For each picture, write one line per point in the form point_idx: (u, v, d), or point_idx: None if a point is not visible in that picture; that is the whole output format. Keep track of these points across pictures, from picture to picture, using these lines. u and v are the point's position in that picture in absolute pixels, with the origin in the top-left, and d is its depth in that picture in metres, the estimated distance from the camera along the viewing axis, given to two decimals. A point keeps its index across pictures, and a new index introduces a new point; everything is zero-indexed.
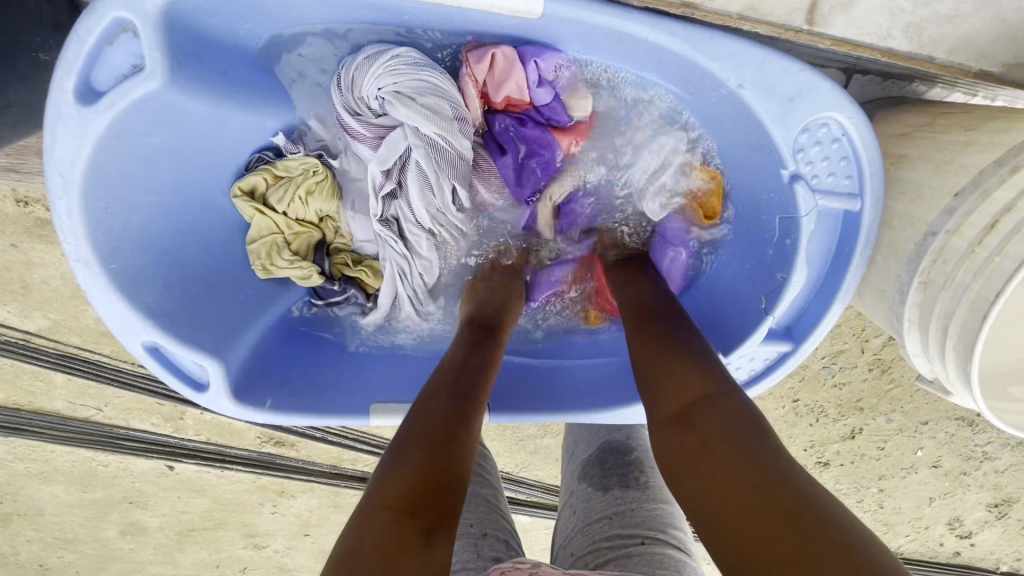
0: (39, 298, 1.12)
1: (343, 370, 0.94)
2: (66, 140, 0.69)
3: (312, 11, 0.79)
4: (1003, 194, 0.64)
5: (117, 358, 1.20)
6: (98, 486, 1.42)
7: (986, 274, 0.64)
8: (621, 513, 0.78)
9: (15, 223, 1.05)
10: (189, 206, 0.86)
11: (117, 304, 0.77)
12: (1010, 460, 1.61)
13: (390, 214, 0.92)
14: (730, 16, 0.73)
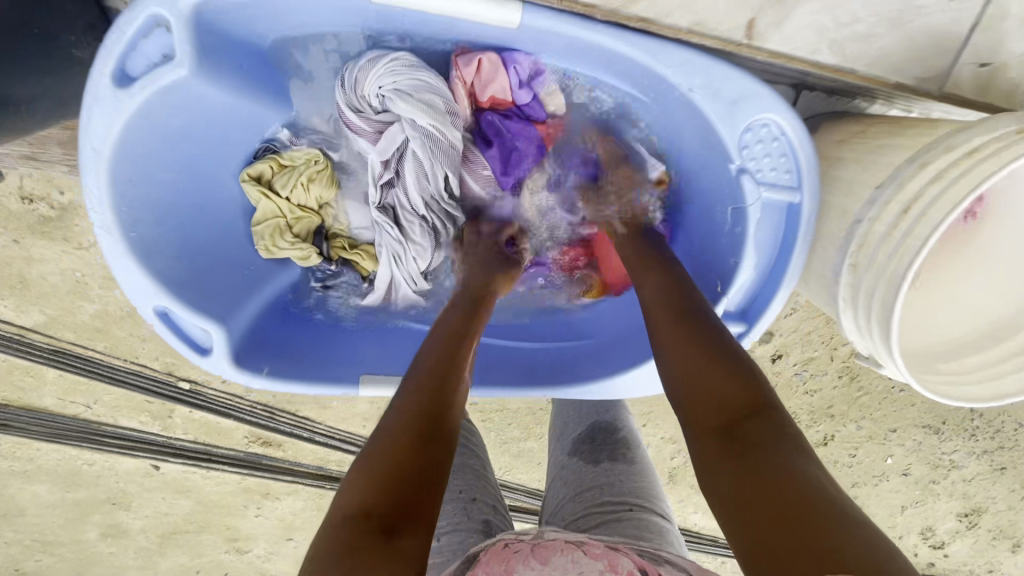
0: (37, 293, 1.15)
1: (339, 345, 0.97)
2: (100, 117, 0.75)
3: (318, 20, 0.83)
4: (913, 185, 0.67)
5: (110, 355, 1.23)
6: (82, 486, 1.43)
7: (900, 252, 0.66)
8: (617, 480, 0.79)
9: (19, 219, 1.08)
10: (201, 187, 0.92)
11: (133, 270, 0.82)
12: (977, 469, 1.67)
13: (388, 202, 0.97)
14: (680, 30, 0.78)
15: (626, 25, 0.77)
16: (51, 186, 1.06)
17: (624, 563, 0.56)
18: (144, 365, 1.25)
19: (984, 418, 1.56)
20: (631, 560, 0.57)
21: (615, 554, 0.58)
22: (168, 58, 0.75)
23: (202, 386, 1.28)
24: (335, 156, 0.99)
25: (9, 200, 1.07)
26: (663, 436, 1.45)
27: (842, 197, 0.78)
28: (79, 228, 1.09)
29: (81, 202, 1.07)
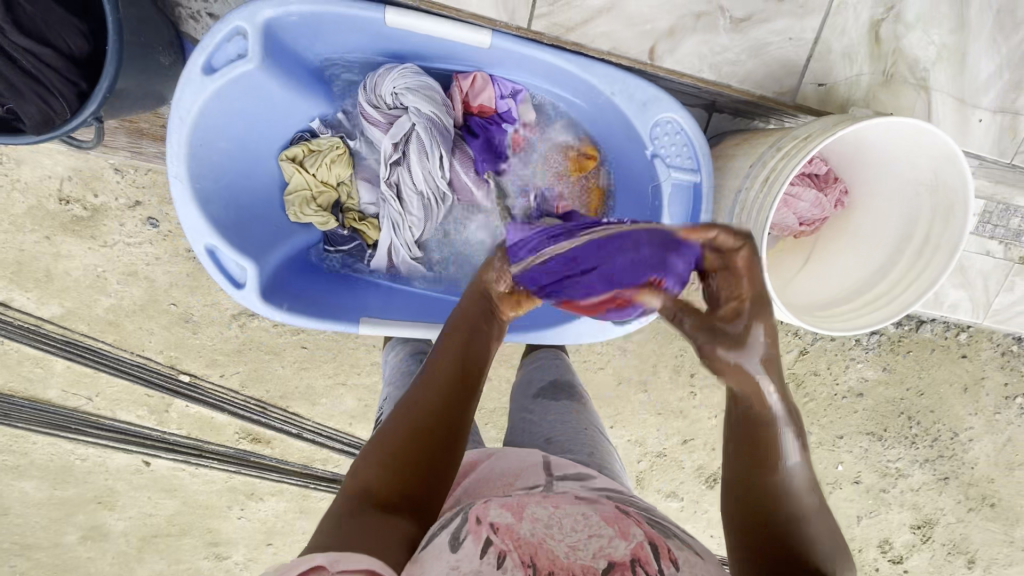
0: (58, 287, 1.27)
1: (361, 298, 0.95)
2: (188, 94, 0.76)
3: (345, 40, 0.86)
4: (770, 161, 0.73)
5: (118, 348, 1.33)
6: (70, 484, 1.47)
7: (762, 207, 0.72)
8: (573, 418, 0.86)
9: (54, 218, 1.22)
10: (247, 152, 0.90)
11: (189, 206, 0.79)
12: (923, 479, 1.79)
13: (393, 181, 0.93)
14: (603, 52, 0.85)
15: (561, 47, 0.84)
16: (87, 189, 1.21)
17: (635, 532, 0.53)
18: (149, 357, 1.35)
19: (921, 426, 1.71)
20: (642, 530, 0.54)
21: (627, 521, 0.55)
22: (243, 56, 0.76)
23: (201, 379, 1.38)
24: (352, 144, 0.97)
25: (47, 201, 1.21)
26: (630, 438, 1.56)
27: (732, 174, 0.82)
28: (108, 227, 1.24)
29: (112, 204, 1.22)
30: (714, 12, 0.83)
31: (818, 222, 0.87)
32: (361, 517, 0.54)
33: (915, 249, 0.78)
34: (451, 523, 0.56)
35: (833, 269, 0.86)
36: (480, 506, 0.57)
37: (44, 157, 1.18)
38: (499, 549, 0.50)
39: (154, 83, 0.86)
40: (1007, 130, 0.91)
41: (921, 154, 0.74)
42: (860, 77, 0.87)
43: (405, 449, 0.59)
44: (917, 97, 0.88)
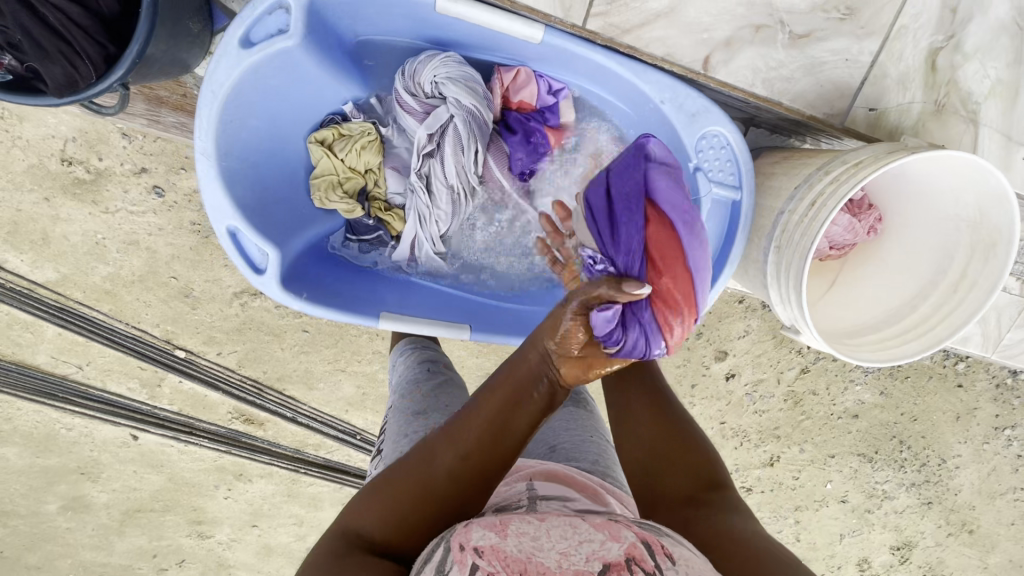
0: (55, 251, 1.22)
1: (379, 293, 0.92)
2: (224, 66, 0.73)
3: (391, 23, 0.83)
4: (819, 185, 0.72)
5: (113, 318, 1.29)
6: (54, 453, 1.44)
7: (809, 229, 0.71)
8: (577, 424, 0.83)
9: (55, 179, 1.17)
10: (275, 132, 0.86)
11: (214, 186, 0.76)
12: (907, 502, 1.81)
13: (424, 173, 0.89)
14: (657, 58, 0.82)
15: (614, 49, 0.81)
16: (92, 152, 1.16)
17: (626, 534, 0.51)
18: (144, 330, 1.31)
19: (912, 451, 1.73)
20: (632, 531, 0.52)
21: (615, 526, 0.53)
22: (283, 32, 0.73)
23: (197, 356, 1.35)
24: (385, 131, 0.92)
25: (49, 161, 1.16)
26: None
27: (773, 197, 0.80)
28: (110, 193, 1.19)
29: (117, 169, 1.18)
30: (773, 26, 0.81)
31: (848, 248, 0.86)
32: (345, 557, 0.53)
33: (949, 285, 0.77)
34: (434, 557, 0.51)
35: (862, 297, 0.86)
36: (462, 531, 0.52)
37: (49, 115, 1.12)
38: (487, 571, 0.45)
39: (182, 51, 0.82)
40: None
41: (967, 190, 0.73)
42: (912, 105, 0.85)
43: (409, 494, 0.58)
44: (965, 129, 0.86)
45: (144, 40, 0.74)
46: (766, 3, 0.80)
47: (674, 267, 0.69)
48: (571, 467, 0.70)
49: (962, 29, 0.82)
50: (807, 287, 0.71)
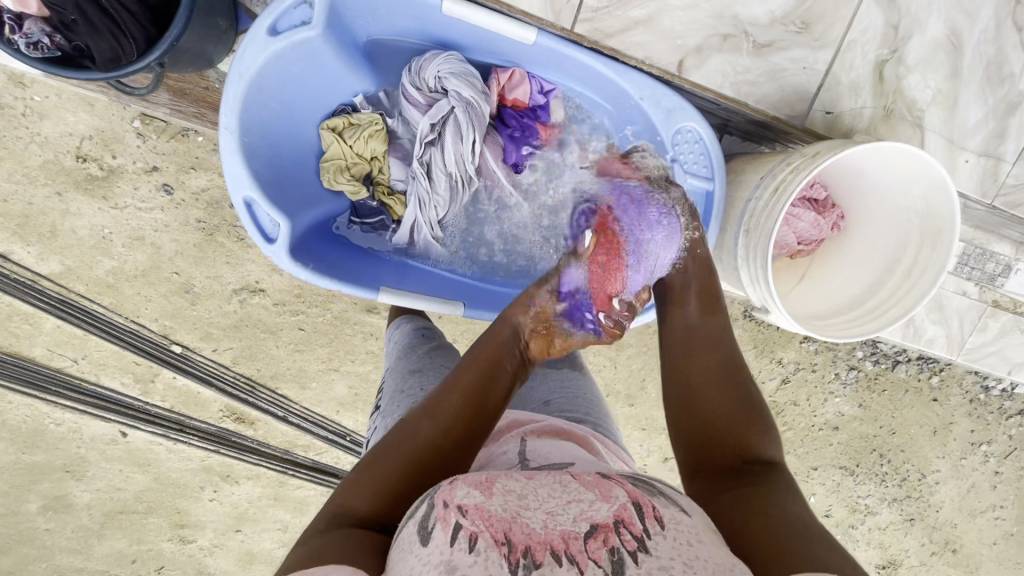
0: (61, 244, 1.26)
1: (378, 271, 0.97)
2: (252, 49, 0.79)
3: (401, 22, 0.90)
4: (782, 173, 0.79)
5: (112, 311, 1.32)
6: (40, 449, 1.43)
7: (770, 211, 0.78)
8: (570, 384, 0.85)
9: (68, 174, 1.21)
10: (290, 117, 0.91)
11: (233, 158, 0.81)
12: (890, 518, 1.84)
13: (425, 161, 0.95)
14: (634, 59, 0.90)
15: (599, 52, 0.89)
16: (105, 150, 1.21)
17: (616, 494, 0.53)
18: (142, 324, 1.34)
19: (892, 464, 1.77)
20: (623, 489, 0.54)
21: (607, 484, 0.56)
22: (306, 23, 0.80)
23: (193, 352, 1.37)
24: (390, 122, 0.98)
25: (64, 158, 1.20)
26: None
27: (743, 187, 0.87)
28: (120, 190, 1.24)
29: (129, 166, 1.22)
30: (740, 36, 0.89)
31: (815, 243, 0.93)
32: (333, 529, 0.55)
33: (903, 271, 0.84)
34: (419, 511, 0.53)
35: (829, 284, 0.93)
36: (446, 488, 0.54)
37: (67, 113, 1.17)
38: (470, 531, 0.48)
39: (209, 44, 0.87)
40: (990, 172, 0.99)
41: (913, 183, 0.80)
42: (864, 109, 0.94)
43: (396, 468, 0.60)
44: (912, 133, 0.96)
45: (182, 27, 0.79)
46: (733, 16, 0.88)
47: (609, 246, 0.83)
48: (565, 421, 0.72)
49: (905, 43, 0.91)
50: (771, 264, 0.78)
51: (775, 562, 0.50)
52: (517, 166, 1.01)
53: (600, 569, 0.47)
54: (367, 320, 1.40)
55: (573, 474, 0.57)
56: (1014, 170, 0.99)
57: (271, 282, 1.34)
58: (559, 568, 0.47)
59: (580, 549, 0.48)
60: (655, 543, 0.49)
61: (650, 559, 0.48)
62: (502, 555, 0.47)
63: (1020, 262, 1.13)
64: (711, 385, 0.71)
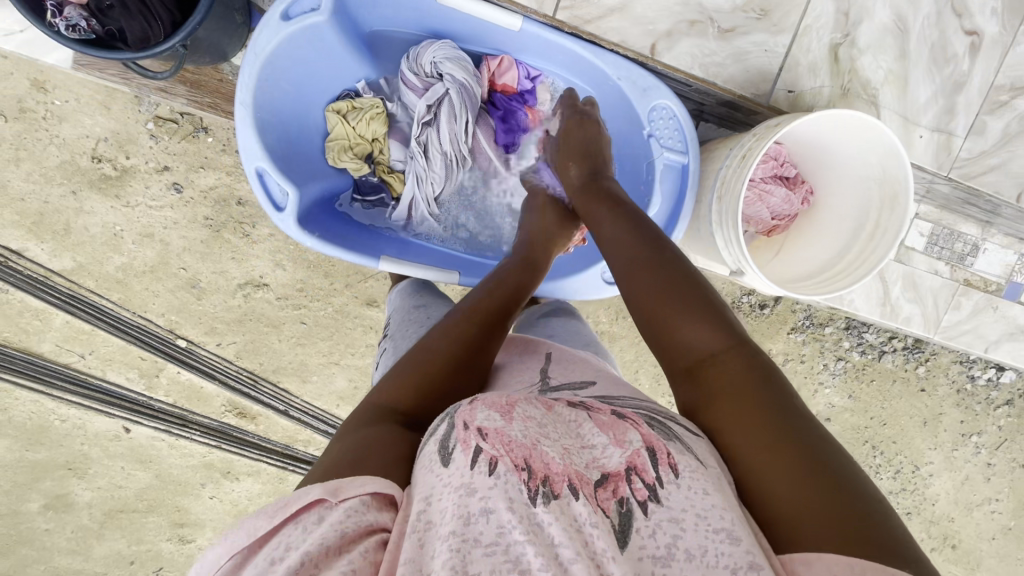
0: (74, 241, 1.32)
1: (380, 244, 1.02)
2: (266, 34, 0.83)
3: (398, 14, 0.97)
4: (750, 141, 0.86)
5: (120, 306, 1.37)
6: (44, 446, 1.45)
7: (740, 174, 0.85)
8: (569, 329, 0.89)
9: (84, 174, 1.28)
10: (299, 98, 0.96)
11: (247, 131, 0.85)
12: None
13: (422, 141, 1.01)
14: (608, 42, 0.97)
15: (579, 36, 0.96)
16: (120, 150, 1.27)
17: (631, 439, 0.54)
18: (149, 319, 1.38)
19: (885, 456, 1.79)
20: (639, 434, 0.54)
21: (625, 425, 0.55)
22: (315, 10, 0.85)
23: (197, 346, 1.41)
24: (390, 106, 1.04)
25: (80, 158, 1.27)
26: None
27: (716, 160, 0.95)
28: (133, 188, 1.30)
29: (141, 166, 1.29)
30: (705, 22, 0.97)
31: (790, 217, 0.99)
32: (372, 426, 0.58)
33: (867, 234, 0.90)
34: (439, 428, 0.54)
35: (805, 251, 0.99)
36: (466, 409, 0.53)
37: (86, 116, 1.25)
38: (491, 455, 0.49)
39: (225, 39, 0.91)
40: (943, 146, 1.07)
41: (870, 150, 0.87)
42: (823, 88, 1.01)
43: (422, 374, 0.65)
44: (868, 111, 1.04)
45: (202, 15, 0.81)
46: (698, 4, 0.96)
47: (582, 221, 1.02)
48: (569, 351, 0.78)
49: (856, 28, 0.99)
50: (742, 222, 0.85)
51: (796, 528, 0.49)
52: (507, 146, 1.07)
53: (609, 517, 0.49)
54: (367, 313, 1.44)
55: (588, 413, 0.58)
56: (965, 146, 1.07)
57: (274, 277, 1.39)
58: (576, 501, 0.48)
59: (592, 492, 0.50)
60: (668, 493, 0.50)
61: (661, 510, 0.49)
62: (522, 480, 0.48)
63: (986, 241, 1.20)
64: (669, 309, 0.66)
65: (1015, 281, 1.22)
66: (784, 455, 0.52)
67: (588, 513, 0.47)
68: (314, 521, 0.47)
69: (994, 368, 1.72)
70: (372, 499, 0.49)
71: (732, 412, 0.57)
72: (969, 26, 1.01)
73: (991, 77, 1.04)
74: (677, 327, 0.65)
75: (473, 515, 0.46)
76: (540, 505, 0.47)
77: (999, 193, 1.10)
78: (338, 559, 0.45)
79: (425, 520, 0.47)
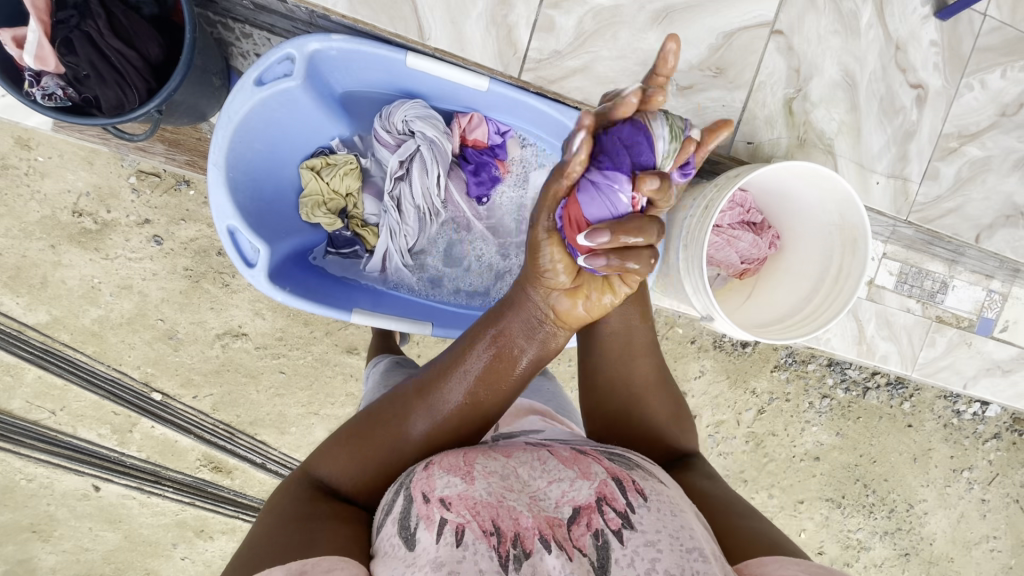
0: (51, 294, 1.31)
1: (353, 295, 1.03)
2: (240, 98, 0.85)
3: (371, 77, 1.00)
4: (714, 195, 0.88)
5: (94, 359, 1.34)
6: (8, 508, 1.39)
7: (702, 223, 0.87)
8: (545, 386, 0.89)
9: (63, 229, 1.28)
10: (274, 157, 0.98)
11: (219, 191, 0.86)
12: (884, 553, 1.80)
13: (395, 195, 1.04)
14: (574, 100, 1.01)
15: (545, 95, 1.00)
16: (101, 205, 1.28)
17: (596, 470, 0.57)
18: (124, 372, 1.36)
19: (877, 495, 1.75)
20: (602, 466, 0.58)
21: (587, 461, 0.59)
22: (288, 75, 0.87)
23: (173, 399, 1.38)
24: (364, 162, 1.07)
25: (61, 213, 1.28)
26: None
27: (679, 210, 0.99)
28: (113, 241, 1.30)
29: (122, 220, 1.29)
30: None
31: (757, 262, 1.02)
32: (303, 505, 0.58)
33: (833, 278, 0.92)
34: (399, 502, 0.55)
35: (776, 293, 1.01)
36: (423, 477, 0.56)
37: (68, 172, 1.26)
38: (457, 524, 0.51)
39: (201, 102, 0.93)
40: (900, 191, 1.10)
41: (829, 198, 0.90)
42: (780, 139, 1.06)
43: (380, 454, 0.62)
44: (825, 159, 1.08)
45: (176, 84, 0.82)
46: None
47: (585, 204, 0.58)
48: (527, 402, 0.78)
49: (808, 83, 1.04)
50: (706, 270, 0.87)
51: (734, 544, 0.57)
52: (481, 196, 1.08)
53: (586, 554, 0.50)
54: (347, 361, 1.43)
55: (550, 452, 0.61)
56: (920, 190, 1.11)
57: (254, 326, 1.38)
58: (548, 553, 0.50)
59: (567, 533, 0.52)
60: (638, 517, 0.52)
61: (637, 535, 0.51)
62: (491, 546, 0.50)
63: (954, 279, 1.22)
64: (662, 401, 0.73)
65: (986, 317, 1.24)
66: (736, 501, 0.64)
67: (562, 563, 0.49)
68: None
69: (978, 403, 1.72)
70: None
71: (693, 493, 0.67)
72: (913, 79, 1.06)
73: (939, 126, 1.09)
74: (659, 421, 0.72)
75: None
76: (513, 570, 0.49)
77: (958, 235, 1.14)
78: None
79: None
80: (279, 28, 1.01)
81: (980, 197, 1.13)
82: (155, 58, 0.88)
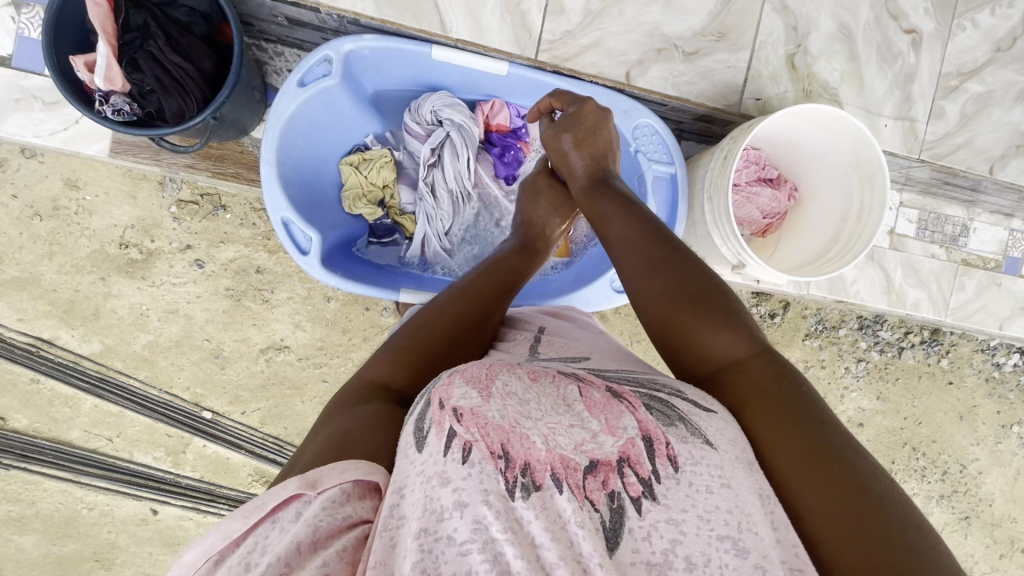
0: (103, 324, 1.37)
1: (396, 280, 1.09)
2: (286, 100, 0.93)
3: (400, 75, 1.08)
4: (735, 138, 0.94)
5: (147, 384, 1.40)
6: (70, 538, 1.43)
7: (727, 162, 0.94)
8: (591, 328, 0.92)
9: (112, 261, 1.36)
10: (316, 153, 1.05)
11: (275, 189, 0.92)
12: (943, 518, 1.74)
13: (429, 182, 1.11)
14: (588, 75, 1.07)
15: (561, 73, 1.07)
16: (145, 235, 1.36)
17: (625, 426, 0.53)
18: (175, 395, 1.41)
19: (928, 457, 1.71)
20: (635, 420, 0.54)
21: (619, 408, 0.55)
22: (327, 75, 0.95)
23: (222, 417, 1.43)
24: (397, 154, 1.14)
25: (109, 246, 1.35)
26: None
27: (700, 167, 1.05)
28: (158, 269, 1.37)
29: (166, 248, 1.37)
30: (671, 48, 1.08)
31: (779, 214, 1.06)
32: (358, 407, 0.62)
33: (853, 218, 0.98)
34: (418, 409, 0.52)
35: (799, 239, 1.07)
36: (443, 386, 0.52)
37: (114, 207, 1.34)
38: (465, 441, 0.47)
39: (246, 112, 1.02)
40: (909, 131, 1.14)
41: (843, 138, 0.94)
42: (786, 93, 1.11)
43: (417, 340, 0.73)
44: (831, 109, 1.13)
45: (228, 92, 0.90)
46: (661, 34, 1.07)
47: None
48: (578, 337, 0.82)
49: (807, 38, 1.10)
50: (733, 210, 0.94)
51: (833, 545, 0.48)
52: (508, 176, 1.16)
53: (597, 511, 0.48)
54: None
55: (580, 392, 0.57)
56: (929, 128, 1.15)
57: (295, 339, 1.43)
58: (559, 494, 0.47)
59: (580, 482, 0.48)
60: (664, 490, 0.49)
61: (657, 509, 0.49)
62: (499, 469, 0.46)
63: (974, 221, 1.27)
64: (661, 288, 0.68)
65: (1012, 256, 1.28)
66: (834, 461, 0.52)
67: (573, 509, 0.46)
68: (292, 518, 0.48)
69: (1018, 353, 1.70)
70: (354, 487, 0.50)
71: (779, 418, 0.56)
72: (907, 25, 1.11)
73: (938, 67, 1.13)
74: (659, 301, 0.68)
75: (446, 510, 0.44)
76: (519, 499, 0.45)
77: (972, 169, 1.16)
78: (313, 556, 0.45)
79: (397, 517, 0.46)
80: (309, 42, 1.11)
81: (988, 130, 1.16)
82: (209, 71, 0.98)
